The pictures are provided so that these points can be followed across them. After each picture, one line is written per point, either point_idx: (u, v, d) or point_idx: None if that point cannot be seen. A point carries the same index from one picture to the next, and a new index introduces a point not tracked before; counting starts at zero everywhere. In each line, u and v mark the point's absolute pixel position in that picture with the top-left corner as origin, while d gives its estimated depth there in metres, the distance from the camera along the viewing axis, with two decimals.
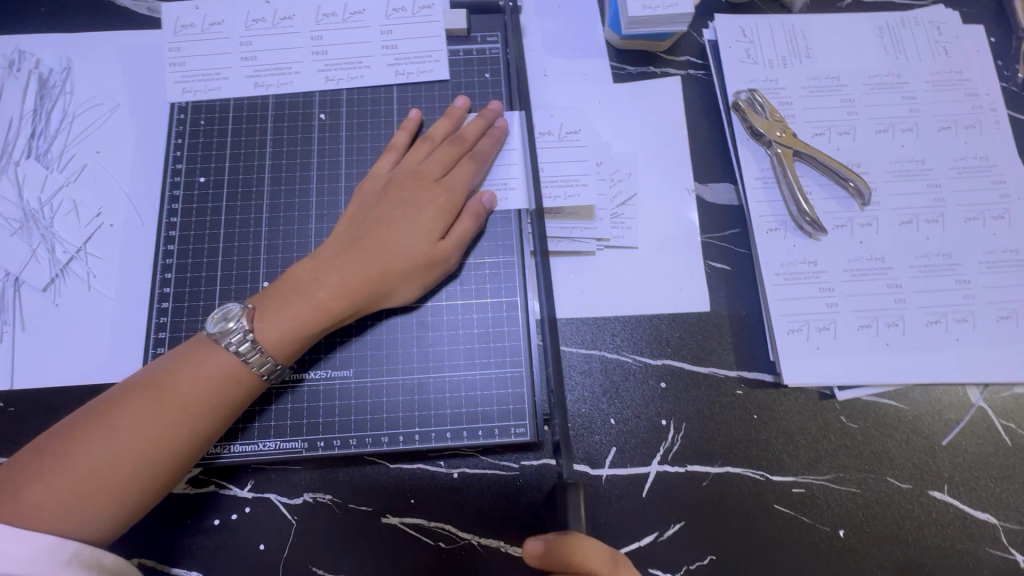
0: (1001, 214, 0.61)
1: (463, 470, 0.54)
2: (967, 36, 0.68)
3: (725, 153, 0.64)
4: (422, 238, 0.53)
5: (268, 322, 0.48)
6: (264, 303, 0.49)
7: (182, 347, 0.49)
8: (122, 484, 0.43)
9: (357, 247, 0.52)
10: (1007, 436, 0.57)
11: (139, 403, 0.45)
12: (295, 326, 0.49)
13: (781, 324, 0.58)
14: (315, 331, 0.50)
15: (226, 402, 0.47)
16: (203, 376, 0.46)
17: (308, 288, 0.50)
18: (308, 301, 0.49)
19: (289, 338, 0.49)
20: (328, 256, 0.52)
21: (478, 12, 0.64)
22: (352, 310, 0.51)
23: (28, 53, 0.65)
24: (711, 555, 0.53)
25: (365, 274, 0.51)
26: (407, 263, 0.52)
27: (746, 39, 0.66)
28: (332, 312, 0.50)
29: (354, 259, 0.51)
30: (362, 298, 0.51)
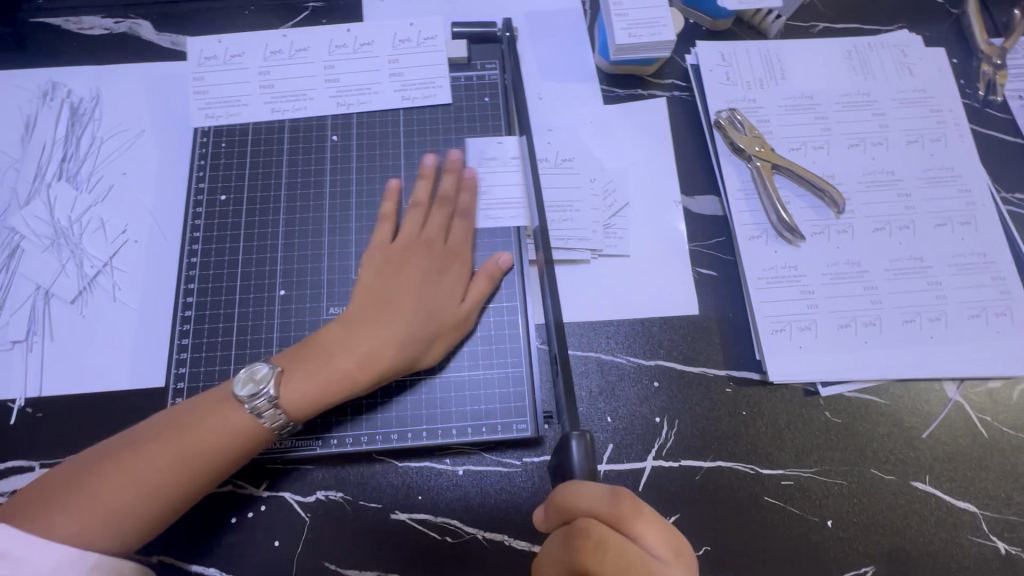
0: (968, 221, 0.65)
1: (468, 467, 0.57)
2: (930, 57, 0.73)
3: (709, 167, 0.69)
4: (445, 300, 0.56)
5: (294, 386, 0.51)
6: (289, 367, 0.52)
7: (208, 394, 0.52)
8: (142, 511, 0.46)
9: (380, 313, 0.54)
10: (983, 428, 0.60)
11: (178, 439, 0.48)
12: (319, 392, 0.51)
13: (765, 325, 0.62)
14: (339, 395, 0.52)
15: (254, 449, 0.50)
16: (236, 421, 0.50)
17: (331, 360, 0.52)
18: (330, 371, 0.52)
19: (313, 404, 0.51)
20: (352, 320, 0.54)
21: (478, 42, 0.70)
22: (377, 379, 0.53)
23: (61, 84, 0.70)
24: (706, 546, 0.56)
25: (393, 337, 0.53)
26: (430, 327, 0.55)
27: (726, 63, 0.72)
28: (355, 383, 0.52)
29: (376, 325, 0.54)
30: (386, 372, 0.53)
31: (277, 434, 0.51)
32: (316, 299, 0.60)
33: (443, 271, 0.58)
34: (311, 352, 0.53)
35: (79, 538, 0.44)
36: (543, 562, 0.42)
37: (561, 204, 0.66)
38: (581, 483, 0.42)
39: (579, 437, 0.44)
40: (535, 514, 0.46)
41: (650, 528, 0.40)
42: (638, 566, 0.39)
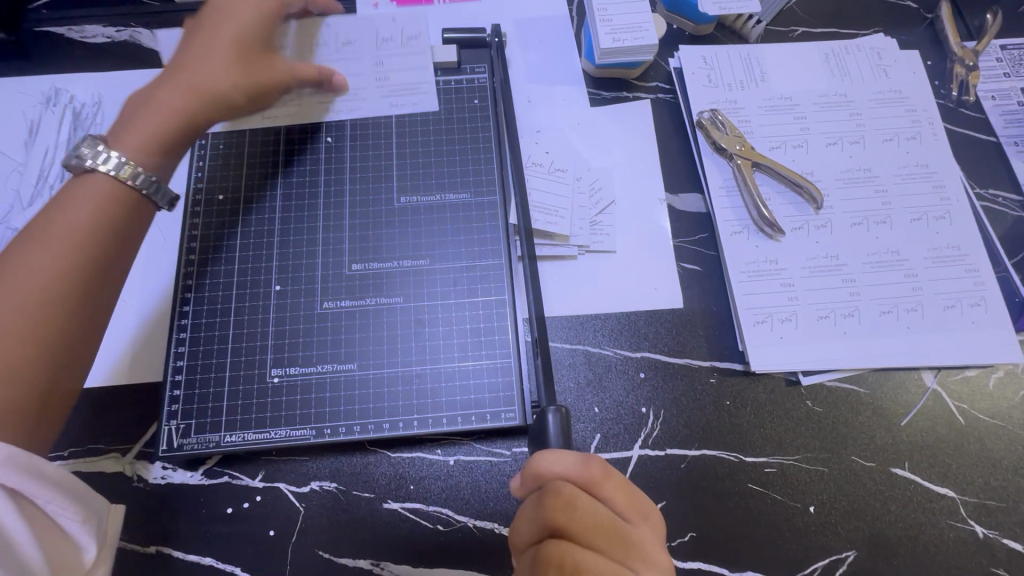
0: (942, 215, 0.68)
1: (459, 457, 0.59)
2: (905, 59, 0.76)
3: (693, 166, 0.71)
4: (235, 45, 0.59)
5: (132, 132, 0.54)
6: (125, 125, 0.55)
7: (57, 232, 0.48)
8: (52, 365, 0.46)
9: (183, 66, 0.57)
10: (960, 416, 0.62)
11: (28, 252, 0.47)
12: (161, 126, 0.55)
13: (747, 317, 0.63)
14: (174, 133, 0.55)
15: (108, 214, 0.50)
16: (76, 199, 0.50)
17: (155, 102, 0.56)
18: (161, 108, 0.55)
19: (155, 137, 0.54)
20: (169, 74, 0.57)
21: (468, 47, 0.72)
22: (197, 115, 0.57)
23: (64, 91, 0.72)
24: (692, 532, 0.57)
25: (197, 85, 0.56)
26: (235, 82, 0.58)
27: (707, 66, 0.74)
28: (179, 119, 0.55)
29: (173, 76, 0.57)
30: (201, 104, 0.57)
31: (153, 202, 0.53)
32: (310, 293, 0.61)
33: (250, 45, 0.60)
34: (140, 99, 0.56)
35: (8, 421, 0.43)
36: (520, 526, 0.43)
37: (549, 207, 0.67)
38: (557, 451, 0.44)
39: (553, 411, 0.49)
40: (511, 484, 0.47)
41: (615, 486, 0.44)
42: (608, 521, 0.42)
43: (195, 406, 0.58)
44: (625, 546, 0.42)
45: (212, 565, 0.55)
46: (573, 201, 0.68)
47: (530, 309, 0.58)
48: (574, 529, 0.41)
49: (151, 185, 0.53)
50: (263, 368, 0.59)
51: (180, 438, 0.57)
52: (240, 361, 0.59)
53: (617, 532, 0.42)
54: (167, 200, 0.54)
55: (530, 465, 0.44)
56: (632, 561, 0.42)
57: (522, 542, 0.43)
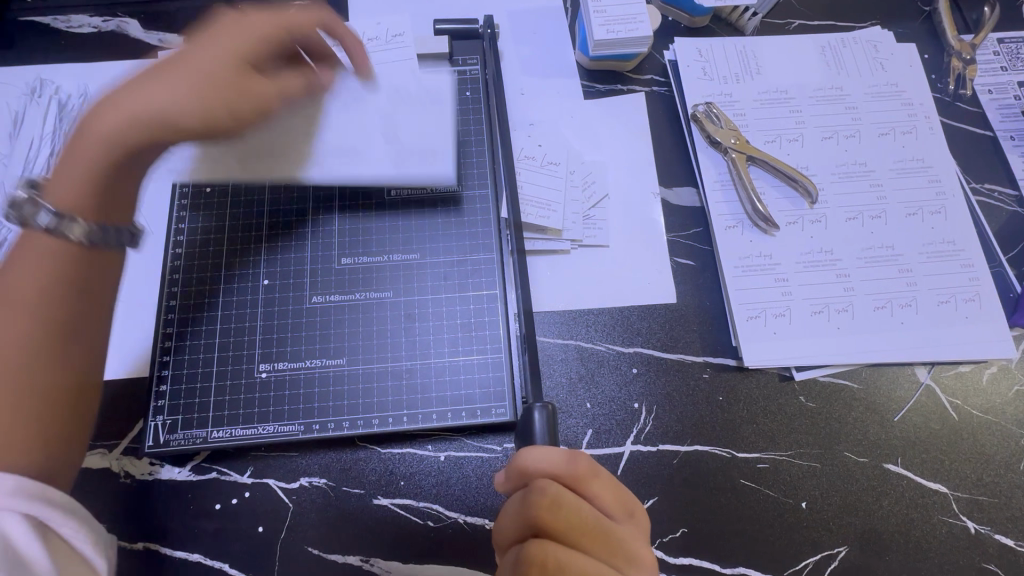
0: (938, 210, 0.67)
1: (449, 452, 0.58)
2: (901, 52, 0.75)
3: (687, 160, 0.71)
4: (209, 69, 0.50)
5: (60, 177, 0.46)
6: (62, 162, 0.47)
7: (11, 267, 0.45)
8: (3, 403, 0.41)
9: (139, 90, 0.48)
10: (953, 411, 0.62)
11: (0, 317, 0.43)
12: (83, 171, 0.46)
13: (740, 312, 0.63)
14: (95, 180, 0.46)
15: (70, 272, 0.45)
16: (32, 262, 0.44)
17: (83, 137, 0.46)
18: (86, 148, 0.46)
19: (80, 188, 0.46)
20: (117, 100, 0.48)
21: (460, 39, 0.71)
22: (123, 153, 0.47)
23: (49, 82, 0.71)
24: (684, 528, 0.57)
25: (137, 117, 0.47)
26: (185, 111, 0.48)
27: (703, 59, 0.73)
28: (99, 161, 0.46)
29: (113, 102, 0.47)
30: (132, 141, 0.47)
31: (115, 249, 0.48)
32: (299, 287, 0.61)
33: (227, 67, 0.50)
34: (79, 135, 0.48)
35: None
36: (505, 522, 0.43)
37: (541, 202, 0.66)
38: (542, 448, 0.43)
39: (541, 408, 0.48)
40: (497, 481, 0.46)
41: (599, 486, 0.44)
42: (592, 520, 0.42)
43: (181, 402, 0.57)
44: (610, 546, 0.42)
45: (201, 561, 0.54)
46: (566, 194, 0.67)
47: (520, 304, 0.58)
48: (557, 528, 0.41)
49: (106, 233, 0.46)
50: (251, 363, 0.58)
51: (166, 434, 0.56)
52: (227, 356, 0.58)
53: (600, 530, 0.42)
54: (133, 240, 0.49)
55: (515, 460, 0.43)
56: (615, 560, 0.42)
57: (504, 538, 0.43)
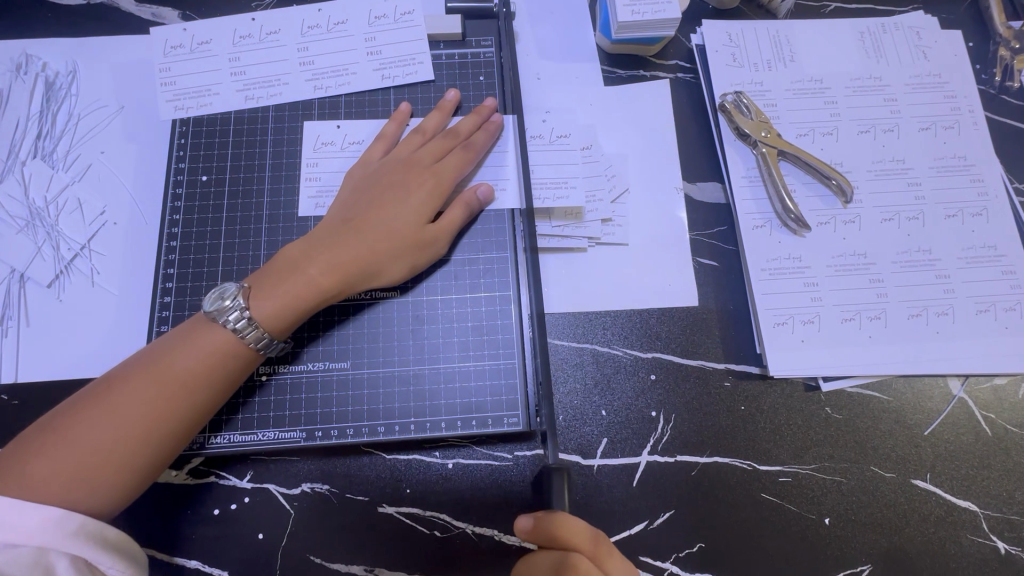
0: (979, 212, 0.63)
1: (458, 460, 0.55)
2: (946, 40, 0.70)
3: (712, 153, 0.67)
4: (410, 211, 0.55)
5: (262, 300, 0.50)
6: (258, 284, 0.51)
7: (177, 340, 0.49)
8: (126, 458, 0.45)
9: (350, 228, 0.54)
10: (987, 426, 0.59)
11: (140, 382, 0.46)
12: (286, 300, 0.50)
13: (767, 318, 0.60)
14: (303, 309, 0.51)
15: (224, 374, 0.49)
16: (196, 351, 0.48)
17: (297, 268, 0.52)
18: (298, 279, 0.51)
19: (283, 313, 0.50)
20: (317, 238, 0.53)
21: (473, 18, 0.66)
22: (340, 289, 0.52)
23: (35, 57, 0.67)
24: (701, 542, 0.55)
25: (353, 255, 0.52)
26: (393, 245, 0.54)
27: (733, 44, 0.68)
28: (321, 292, 0.51)
29: (344, 241, 0.53)
30: (352, 276, 0.52)
31: (260, 355, 0.50)
32: None
33: (423, 209, 0.56)
34: (270, 263, 0.53)
35: (65, 484, 0.43)
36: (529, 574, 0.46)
37: (558, 181, 0.61)
38: (574, 521, 0.45)
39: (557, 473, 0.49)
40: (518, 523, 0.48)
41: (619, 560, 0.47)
42: None
43: None
44: None
45: (200, 568, 0.52)
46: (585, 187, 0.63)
47: (533, 306, 0.54)
48: None
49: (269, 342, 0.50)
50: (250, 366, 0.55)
51: None
52: None
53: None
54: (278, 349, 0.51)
55: (552, 521, 0.45)
56: None
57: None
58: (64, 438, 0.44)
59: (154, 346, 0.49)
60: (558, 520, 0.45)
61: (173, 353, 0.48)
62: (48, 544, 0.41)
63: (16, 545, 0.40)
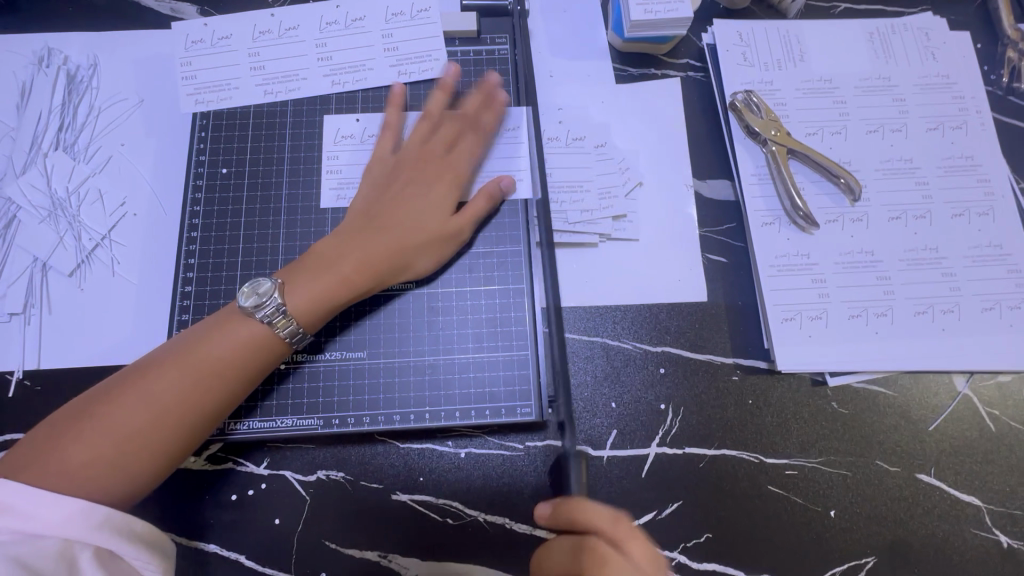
0: (986, 211, 0.64)
1: (471, 449, 0.57)
2: (954, 41, 0.71)
3: (722, 151, 0.67)
4: (431, 206, 0.58)
5: (297, 294, 0.51)
6: (292, 278, 0.52)
7: (208, 331, 0.50)
8: (159, 444, 0.46)
9: (378, 224, 0.55)
10: (991, 423, 0.60)
11: (170, 371, 0.47)
12: (323, 294, 0.52)
13: (775, 314, 0.61)
14: (339, 303, 0.53)
15: (252, 366, 0.50)
16: (226, 342, 0.49)
17: (330, 263, 0.53)
18: (333, 274, 0.52)
19: (321, 307, 0.52)
20: (346, 234, 0.55)
21: (488, 15, 0.67)
22: (374, 283, 0.54)
23: (57, 51, 0.68)
24: (708, 533, 0.56)
25: (382, 250, 0.54)
26: (420, 238, 0.56)
27: (744, 44, 0.69)
28: (355, 287, 0.53)
29: (372, 237, 0.55)
30: (384, 271, 0.54)
31: (291, 348, 0.52)
32: None
33: (444, 204, 0.58)
34: (300, 258, 0.54)
35: (97, 469, 0.44)
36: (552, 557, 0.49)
37: (574, 184, 0.64)
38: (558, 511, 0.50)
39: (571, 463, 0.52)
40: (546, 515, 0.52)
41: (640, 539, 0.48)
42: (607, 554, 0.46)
43: None
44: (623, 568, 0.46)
45: (217, 552, 0.54)
46: (597, 184, 0.65)
47: (548, 300, 0.54)
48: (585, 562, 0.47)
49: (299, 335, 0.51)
50: None
51: None
52: None
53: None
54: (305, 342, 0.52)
55: (566, 509, 0.49)
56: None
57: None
58: (98, 425, 0.45)
59: (185, 336, 0.50)
60: (571, 506, 0.49)
61: (204, 344, 0.49)
62: (73, 536, 0.40)
63: (41, 537, 0.40)
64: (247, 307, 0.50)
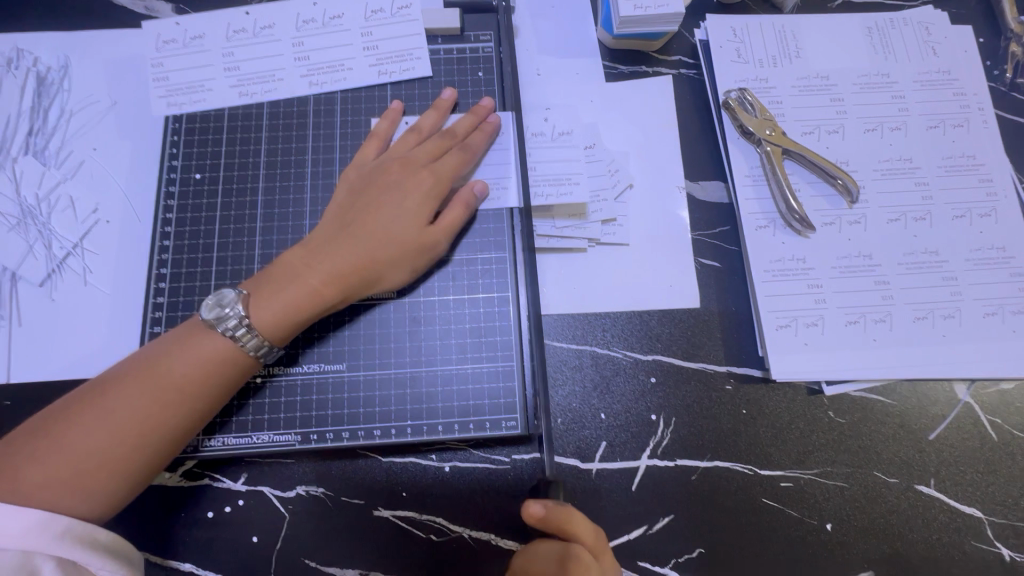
0: (988, 212, 0.62)
1: (455, 463, 0.55)
2: (955, 36, 0.68)
3: (715, 151, 0.65)
4: (406, 212, 0.54)
5: (263, 307, 0.49)
6: (259, 290, 0.50)
7: (172, 345, 0.48)
8: (120, 463, 0.44)
9: (348, 234, 0.53)
10: (993, 431, 0.58)
11: (134, 386, 0.45)
12: (289, 307, 0.50)
13: (770, 320, 0.59)
14: (307, 316, 0.50)
15: (221, 381, 0.48)
16: (193, 356, 0.47)
17: (298, 274, 0.51)
18: (300, 286, 0.50)
19: (286, 320, 0.49)
20: (316, 243, 0.52)
21: (472, 12, 0.65)
22: (344, 295, 0.52)
23: (27, 52, 0.65)
24: (701, 548, 0.54)
25: (355, 260, 0.51)
26: (393, 249, 0.53)
27: (737, 40, 0.67)
28: (324, 299, 0.51)
29: (343, 245, 0.52)
30: (354, 282, 0.52)
31: (260, 362, 0.50)
32: None
33: (421, 211, 0.54)
34: (267, 269, 0.52)
35: (54, 490, 0.42)
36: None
37: (560, 177, 0.61)
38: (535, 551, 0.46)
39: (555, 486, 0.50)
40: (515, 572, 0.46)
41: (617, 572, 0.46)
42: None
43: None
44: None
45: (194, 571, 0.52)
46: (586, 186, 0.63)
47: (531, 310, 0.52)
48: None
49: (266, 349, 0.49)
50: None
51: None
52: None
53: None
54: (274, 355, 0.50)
55: (560, 514, 0.45)
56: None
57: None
58: (54, 444, 0.43)
59: (148, 349, 0.48)
60: (563, 513, 0.45)
61: (168, 359, 0.47)
62: (34, 547, 0.40)
63: (0, 550, 0.39)
64: (210, 321, 0.48)
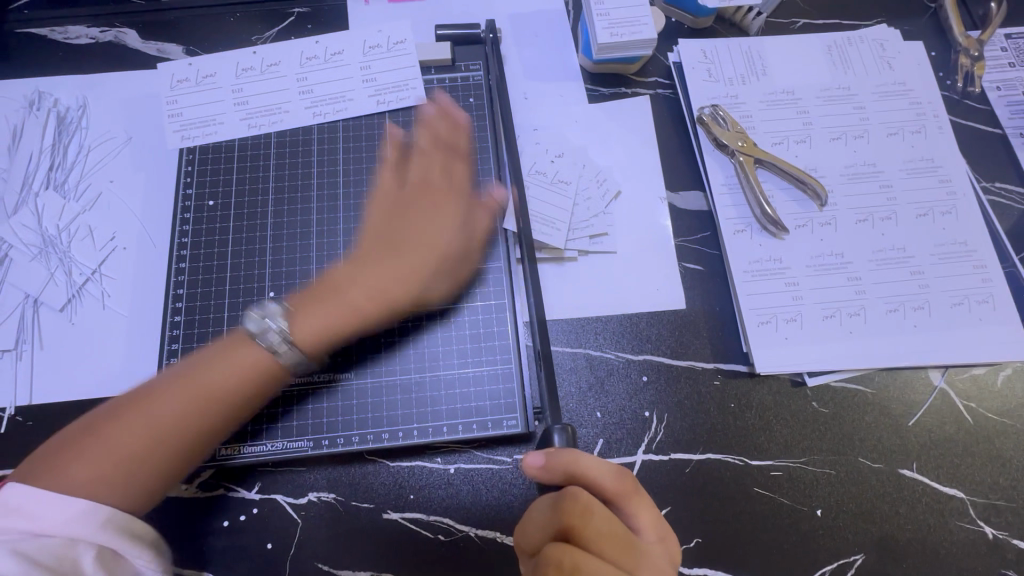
0: (949, 210, 0.66)
1: (460, 465, 0.57)
2: (909, 50, 0.74)
3: (694, 163, 0.70)
4: (442, 225, 0.59)
5: (308, 322, 0.53)
6: (300, 305, 0.54)
7: (214, 344, 0.52)
8: (167, 458, 0.47)
9: (388, 253, 0.57)
10: (968, 415, 0.61)
11: (179, 391, 0.48)
12: (334, 327, 0.54)
13: (751, 318, 0.62)
14: (352, 332, 0.55)
15: (261, 389, 0.51)
16: (240, 364, 0.50)
17: (340, 294, 0.54)
18: (342, 305, 0.54)
19: (332, 338, 0.54)
20: (356, 262, 0.56)
21: (462, 44, 0.71)
22: (386, 313, 0.56)
23: (47, 94, 0.70)
24: (698, 538, 0.56)
25: (396, 280, 0.56)
26: (432, 264, 0.58)
27: (708, 60, 0.72)
28: (367, 317, 0.55)
29: (383, 263, 0.56)
30: (395, 301, 0.56)
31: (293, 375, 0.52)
32: None
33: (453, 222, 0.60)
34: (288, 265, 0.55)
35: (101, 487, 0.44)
36: (529, 531, 0.44)
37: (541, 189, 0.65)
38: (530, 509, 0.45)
39: (560, 432, 0.50)
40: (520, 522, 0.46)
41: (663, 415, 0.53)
42: (618, 529, 0.43)
43: None
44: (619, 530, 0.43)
45: None
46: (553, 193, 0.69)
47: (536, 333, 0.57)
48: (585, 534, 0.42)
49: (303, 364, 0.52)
50: None
51: None
52: None
53: (631, 543, 0.43)
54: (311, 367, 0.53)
55: (561, 455, 0.45)
56: (627, 563, 0.42)
57: (515, 546, 0.46)
58: (94, 441, 0.45)
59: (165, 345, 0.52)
60: (566, 454, 0.45)
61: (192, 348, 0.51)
62: (78, 534, 0.42)
63: (46, 536, 0.41)
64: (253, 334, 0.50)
